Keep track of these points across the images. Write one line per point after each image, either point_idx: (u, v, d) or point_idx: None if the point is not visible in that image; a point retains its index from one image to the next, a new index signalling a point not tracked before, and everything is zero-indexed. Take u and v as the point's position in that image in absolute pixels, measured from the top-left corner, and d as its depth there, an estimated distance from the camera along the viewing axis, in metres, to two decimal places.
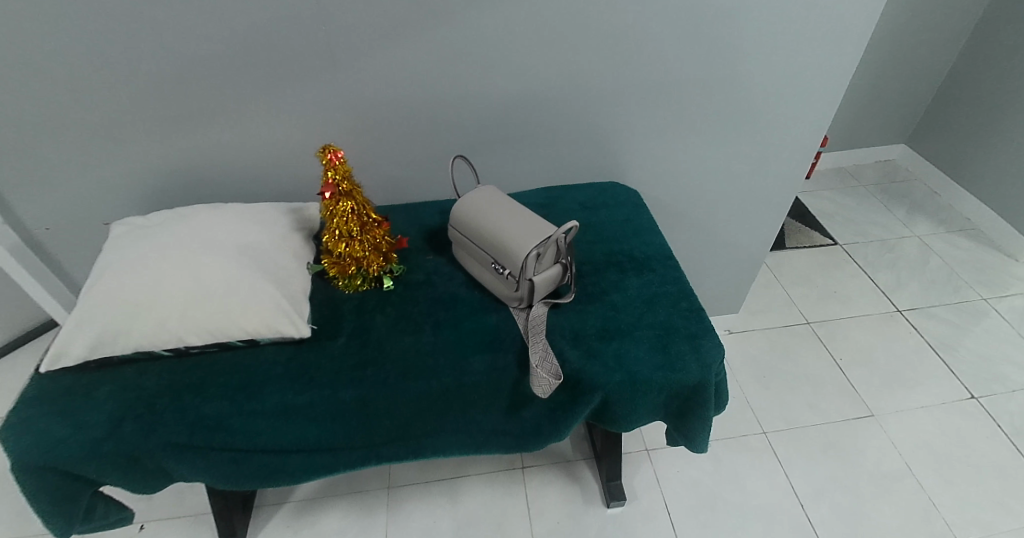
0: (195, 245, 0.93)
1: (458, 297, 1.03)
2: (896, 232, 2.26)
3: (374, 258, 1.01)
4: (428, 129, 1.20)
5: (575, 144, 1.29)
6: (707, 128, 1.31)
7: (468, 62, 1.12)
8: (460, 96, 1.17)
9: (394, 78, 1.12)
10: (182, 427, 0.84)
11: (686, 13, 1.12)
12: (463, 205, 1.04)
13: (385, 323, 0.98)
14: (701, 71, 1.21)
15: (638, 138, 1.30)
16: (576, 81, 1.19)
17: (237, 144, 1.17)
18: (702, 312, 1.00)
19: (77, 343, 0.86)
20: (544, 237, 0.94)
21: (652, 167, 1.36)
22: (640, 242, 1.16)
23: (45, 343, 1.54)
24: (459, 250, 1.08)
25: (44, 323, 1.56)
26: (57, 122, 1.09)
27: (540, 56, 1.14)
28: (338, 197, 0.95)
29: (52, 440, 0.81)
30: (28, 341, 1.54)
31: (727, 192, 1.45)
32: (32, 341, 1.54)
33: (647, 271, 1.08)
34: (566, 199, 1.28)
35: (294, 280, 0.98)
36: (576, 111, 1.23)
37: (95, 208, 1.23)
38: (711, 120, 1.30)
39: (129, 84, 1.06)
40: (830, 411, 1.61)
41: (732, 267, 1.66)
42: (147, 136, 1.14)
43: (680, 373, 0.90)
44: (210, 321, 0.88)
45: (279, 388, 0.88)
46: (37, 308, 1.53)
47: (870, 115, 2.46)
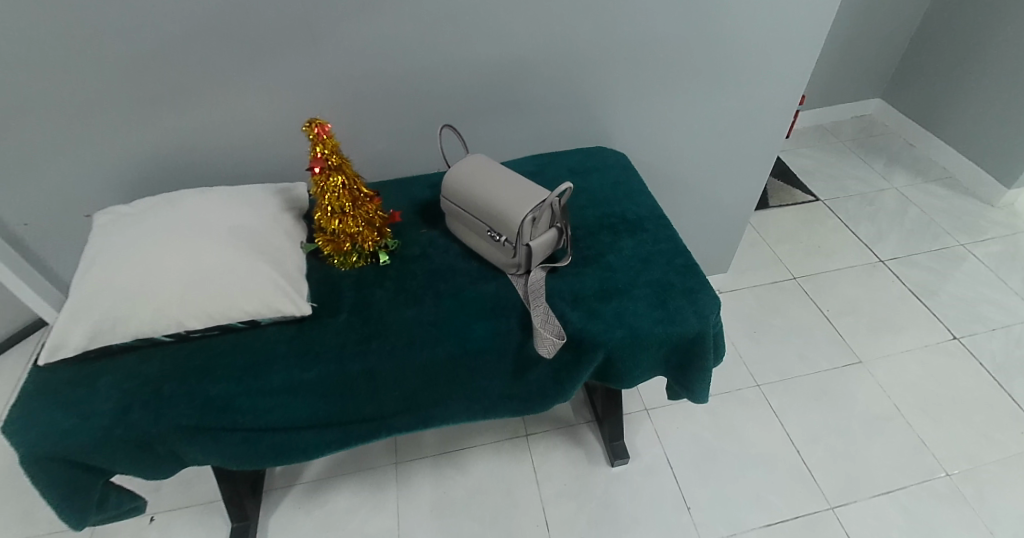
0: (188, 230, 0.94)
1: (455, 267, 1.04)
2: (875, 185, 2.30)
3: (368, 234, 1.01)
4: (413, 102, 1.19)
5: (560, 111, 1.29)
6: (691, 87, 1.31)
7: (448, 30, 1.11)
8: (442, 66, 1.16)
9: (375, 49, 1.10)
10: (192, 410, 0.83)
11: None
12: (453, 175, 1.04)
13: (385, 297, 0.98)
14: (684, 28, 1.20)
15: (622, 100, 1.30)
16: (559, 45, 1.18)
17: (219, 126, 1.15)
18: (696, 267, 1.01)
19: (76, 334, 0.85)
20: (539, 202, 0.94)
21: (637, 130, 1.37)
22: (631, 203, 1.17)
23: (33, 344, 1.51)
24: (452, 222, 1.08)
25: (31, 323, 1.53)
26: (30, 115, 1.06)
27: (521, 23, 1.13)
28: (328, 171, 0.94)
29: (59, 430, 0.80)
30: (15, 342, 1.50)
31: (713, 152, 1.47)
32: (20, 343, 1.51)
33: (640, 231, 1.09)
34: (554, 166, 1.28)
35: (289, 260, 0.97)
36: (560, 77, 1.23)
37: (75, 202, 1.20)
38: (693, 80, 1.30)
39: (102, 71, 1.03)
40: (819, 360, 1.66)
41: (719, 226, 1.68)
42: (125, 123, 1.11)
43: (680, 327, 0.92)
44: (210, 304, 0.88)
45: (285, 366, 0.87)
46: (22, 308, 1.50)
47: (845, 71, 2.49)
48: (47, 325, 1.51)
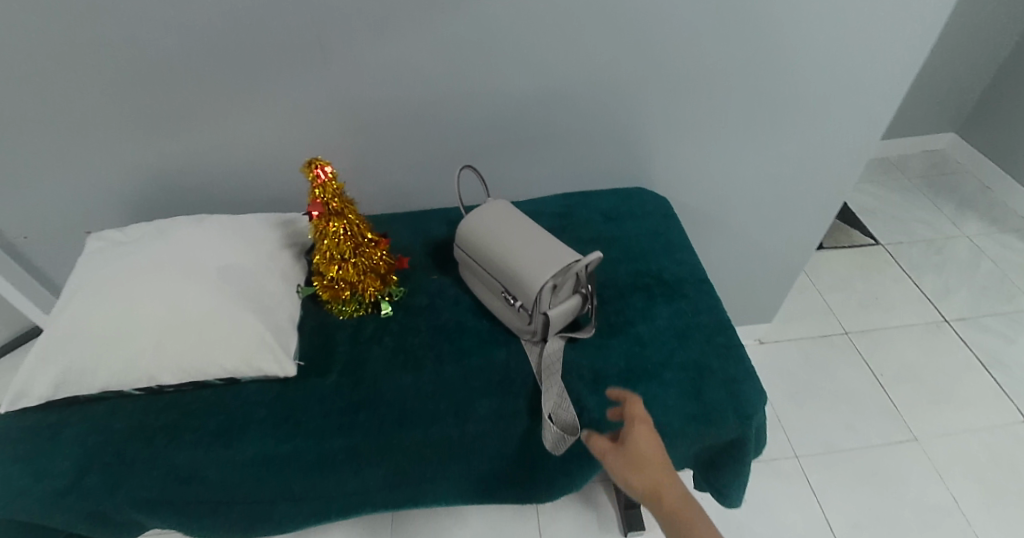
0: (171, 269, 0.85)
1: (463, 326, 0.93)
2: (943, 231, 2.09)
3: (369, 283, 0.92)
4: (434, 132, 1.09)
5: (596, 147, 1.17)
6: (746, 127, 1.17)
7: (475, 57, 1.00)
8: (468, 96, 1.05)
9: (393, 74, 1.00)
10: (151, 481, 0.75)
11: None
12: (471, 223, 0.93)
13: (381, 357, 0.88)
14: (743, 64, 1.06)
15: (667, 138, 1.16)
16: (598, 77, 1.05)
17: (225, 148, 1.07)
18: (740, 350, 0.87)
19: (40, 383, 0.78)
20: (562, 268, 0.83)
21: (681, 171, 1.23)
22: (670, 261, 1.03)
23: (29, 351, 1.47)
24: (464, 272, 0.98)
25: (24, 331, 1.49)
26: (29, 128, 1.00)
27: (558, 52, 1.01)
28: (328, 216, 0.85)
29: (11, 492, 0.73)
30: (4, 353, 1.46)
31: (764, 198, 1.31)
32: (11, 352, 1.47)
33: (677, 297, 0.96)
34: (587, 207, 1.16)
35: (280, 308, 0.89)
36: (599, 112, 1.10)
37: (77, 216, 1.14)
38: (749, 122, 1.15)
39: (101, 85, 0.96)
40: (868, 433, 1.49)
41: (767, 275, 1.52)
42: (125, 139, 1.04)
43: (715, 426, 0.79)
44: (185, 359, 0.80)
45: (259, 435, 0.78)
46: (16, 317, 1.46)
47: (918, 103, 2.27)
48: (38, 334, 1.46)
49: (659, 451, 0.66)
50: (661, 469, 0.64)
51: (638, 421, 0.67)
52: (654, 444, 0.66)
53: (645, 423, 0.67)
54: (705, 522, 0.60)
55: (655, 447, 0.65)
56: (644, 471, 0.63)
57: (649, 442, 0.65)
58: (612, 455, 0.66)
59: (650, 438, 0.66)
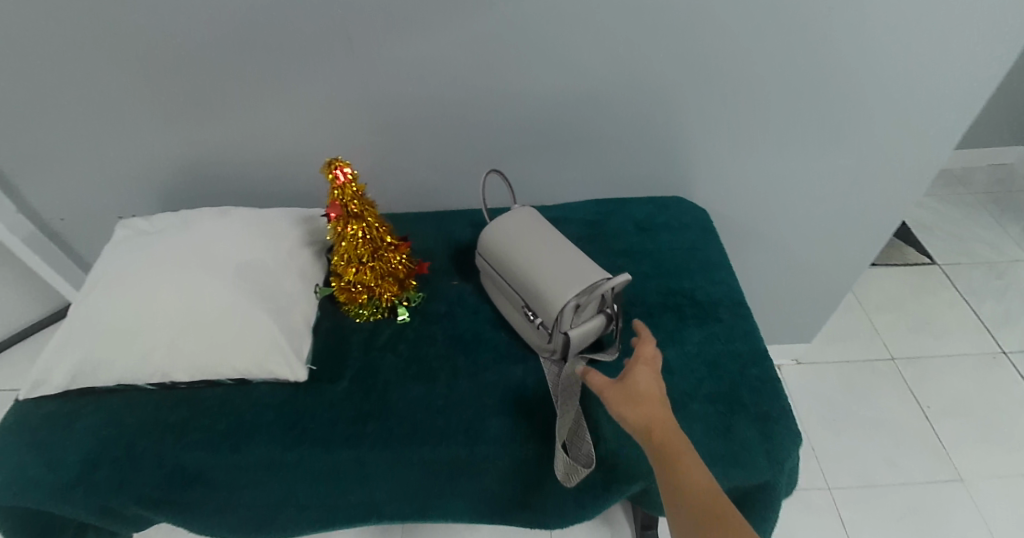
0: (190, 263, 0.85)
1: (480, 337, 0.89)
2: (1009, 254, 1.93)
3: (387, 287, 0.89)
4: (464, 131, 1.05)
5: (633, 153, 1.10)
6: (797, 139, 1.08)
7: (509, 56, 0.95)
8: (499, 95, 1.00)
9: (422, 70, 0.96)
10: (157, 480, 0.75)
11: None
12: (494, 232, 0.90)
13: (394, 365, 0.85)
14: (798, 70, 0.98)
15: (710, 148, 1.09)
16: (639, 79, 0.99)
17: (253, 140, 1.05)
18: (776, 385, 0.81)
19: (57, 372, 0.79)
20: (587, 287, 0.78)
21: (723, 182, 1.16)
22: (705, 280, 0.97)
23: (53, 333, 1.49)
24: (485, 282, 0.94)
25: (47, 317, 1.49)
26: (64, 113, 1.01)
27: (596, 53, 0.95)
28: (346, 218, 0.82)
29: (24, 480, 0.74)
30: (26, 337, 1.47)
31: (812, 214, 1.23)
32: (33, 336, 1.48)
33: (710, 321, 0.90)
34: (620, 216, 1.10)
35: (296, 309, 0.87)
36: (637, 117, 1.04)
37: (109, 201, 1.16)
38: (801, 133, 1.07)
39: (132, 73, 0.96)
40: (909, 469, 1.39)
41: (810, 294, 1.43)
42: (154, 127, 1.03)
43: (744, 469, 0.73)
44: (198, 357, 0.79)
45: (266, 439, 0.77)
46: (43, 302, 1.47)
47: (989, 112, 2.10)
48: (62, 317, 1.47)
49: (657, 389, 0.67)
50: (660, 406, 0.65)
51: (645, 361, 0.69)
52: (657, 384, 0.67)
53: (652, 364, 0.69)
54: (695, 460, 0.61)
55: (654, 384, 0.67)
56: (642, 404, 0.64)
57: (653, 379, 0.67)
58: (612, 387, 0.67)
59: (653, 378, 0.68)
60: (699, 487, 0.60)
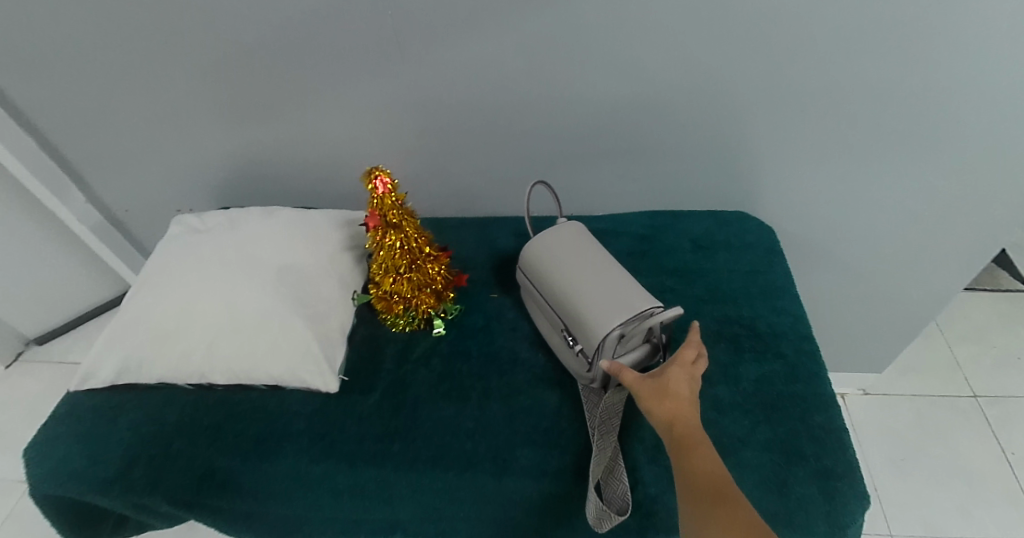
0: (232, 264, 0.85)
1: (517, 357, 0.85)
2: None
3: (423, 299, 0.86)
4: (512, 137, 1.00)
5: (694, 166, 1.02)
6: (880, 157, 0.97)
7: (562, 61, 0.89)
8: (550, 102, 0.95)
9: (471, 74, 0.92)
10: (189, 481, 0.76)
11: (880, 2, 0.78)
12: (535, 249, 0.85)
13: (426, 381, 0.83)
14: (888, 82, 0.87)
15: (781, 163, 0.99)
16: (704, 88, 0.90)
17: (301, 140, 1.05)
18: (843, 437, 0.74)
19: (105, 367, 0.81)
20: (633, 318, 0.73)
21: (794, 200, 1.05)
22: (765, 308, 0.89)
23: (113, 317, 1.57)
24: (525, 298, 0.90)
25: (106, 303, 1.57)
26: (125, 111, 1.04)
27: (657, 59, 0.88)
28: (384, 229, 0.80)
29: (68, 472, 0.76)
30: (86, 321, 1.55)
31: (891, 238, 1.11)
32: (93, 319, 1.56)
33: (770, 357, 0.82)
34: (677, 230, 1.02)
35: (332, 316, 0.86)
36: (700, 128, 0.96)
37: (168, 195, 1.19)
38: (887, 150, 0.96)
39: (186, 73, 0.96)
40: (985, 522, 1.25)
41: (885, 323, 1.30)
42: (207, 125, 1.04)
43: (800, 531, 0.67)
44: (234, 360, 0.80)
45: (295, 449, 0.77)
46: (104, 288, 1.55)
47: None
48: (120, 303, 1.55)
49: (690, 392, 0.65)
50: (689, 405, 0.63)
51: (681, 363, 0.67)
52: (691, 386, 0.65)
53: (690, 366, 0.66)
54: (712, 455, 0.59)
55: (687, 388, 0.64)
56: (669, 401, 0.63)
57: (686, 380, 0.65)
58: (640, 381, 0.65)
59: (688, 379, 0.65)
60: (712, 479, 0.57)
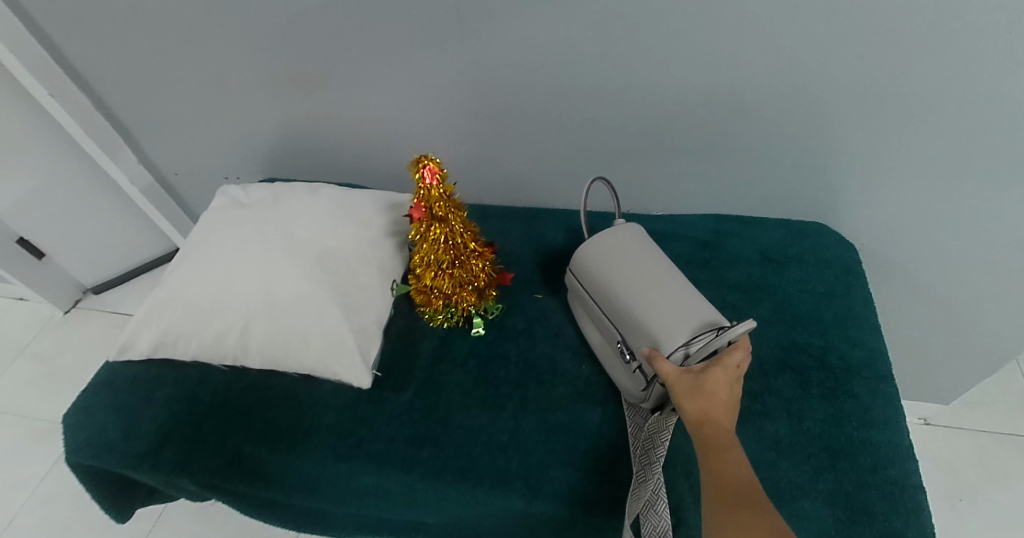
0: (272, 244, 0.82)
1: (558, 368, 0.80)
2: None
3: (464, 298, 0.81)
4: (571, 126, 0.92)
5: (771, 172, 0.92)
6: (1007, 179, 0.81)
7: (633, 47, 0.80)
8: (616, 91, 0.86)
9: (533, 57, 0.84)
10: (217, 465, 0.75)
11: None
12: (593, 250, 0.78)
13: (462, 384, 0.79)
14: None
15: (872, 178, 0.87)
16: (795, 87, 0.80)
17: (349, 115, 1.00)
18: (918, 496, 0.68)
19: (142, 340, 0.81)
20: (698, 336, 0.66)
21: (881, 220, 0.93)
22: (839, 340, 0.80)
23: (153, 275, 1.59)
24: (573, 302, 0.84)
25: (144, 265, 1.59)
26: (175, 75, 1.02)
27: (742, 51, 0.78)
28: (429, 222, 0.75)
29: (102, 443, 0.76)
30: (125, 280, 1.58)
31: (1006, 269, 0.93)
32: (133, 278, 1.59)
33: (840, 396, 0.75)
34: (746, 238, 0.93)
35: (370, 307, 0.82)
36: (782, 130, 0.85)
37: (217, 162, 1.19)
38: (1008, 177, 0.81)
39: (236, 39, 0.93)
40: None
41: (970, 366, 1.14)
42: (257, 93, 1.01)
43: None
44: (269, 345, 0.78)
45: (324, 444, 0.75)
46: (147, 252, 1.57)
47: None
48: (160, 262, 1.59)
49: (729, 397, 0.59)
50: (725, 410, 0.58)
51: (726, 365, 0.60)
52: (732, 390, 0.59)
53: (734, 370, 0.60)
54: (741, 463, 0.54)
55: (727, 392, 0.59)
56: (705, 401, 0.57)
57: (727, 385, 0.59)
58: (678, 375, 0.60)
59: (729, 382, 0.59)
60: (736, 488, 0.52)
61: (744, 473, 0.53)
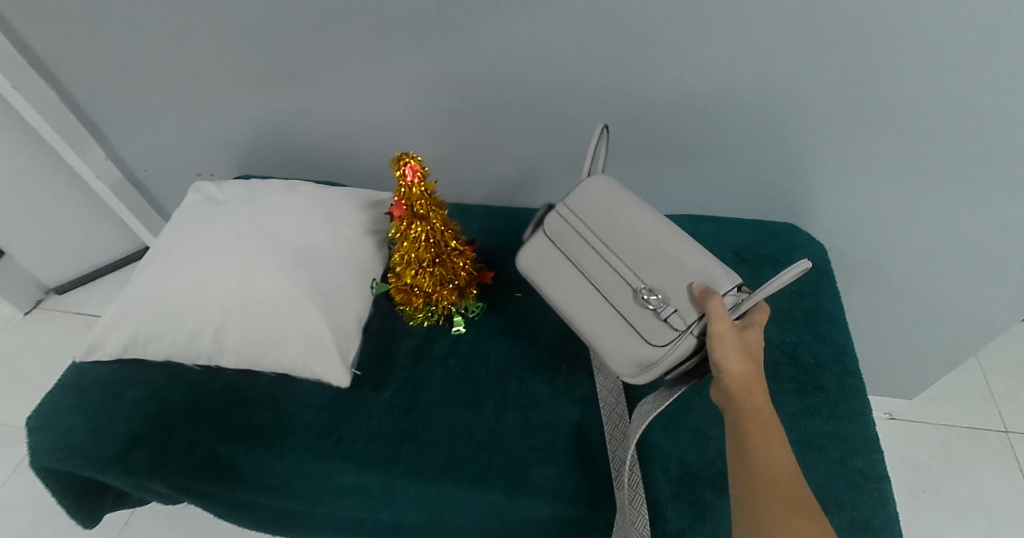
0: (249, 241, 0.81)
1: (538, 366, 0.81)
2: None
3: (444, 296, 0.81)
4: (551, 127, 0.93)
5: (745, 174, 0.94)
6: (967, 182, 0.85)
7: (614, 49, 0.81)
8: (596, 93, 0.87)
9: (514, 57, 0.85)
10: (190, 468, 0.73)
11: (995, 14, 0.67)
12: (600, 196, 0.74)
13: (442, 383, 0.79)
14: (989, 101, 0.75)
15: (841, 181, 0.90)
16: (768, 91, 0.82)
17: (328, 112, 0.99)
18: (885, 485, 0.70)
19: (111, 340, 0.78)
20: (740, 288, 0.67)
21: (851, 221, 0.96)
22: (810, 336, 0.83)
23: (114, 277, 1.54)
24: (541, 249, 0.76)
25: (102, 267, 1.54)
26: (146, 70, 0.99)
27: (717, 56, 0.80)
28: (410, 219, 0.74)
29: (68, 445, 0.74)
30: (84, 283, 1.52)
31: (966, 268, 0.97)
32: (92, 281, 1.53)
33: (812, 390, 0.77)
34: (721, 238, 0.95)
35: (349, 305, 0.81)
36: (756, 134, 0.88)
37: (189, 158, 1.16)
38: (970, 180, 0.84)
39: (211, 34, 0.91)
40: None
41: (933, 362, 1.19)
42: (233, 89, 0.99)
43: None
44: (245, 343, 0.76)
45: (301, 443, 0.74)
46: (107, 253, 1.52)
47: None
48: (121, 264, 1.54)
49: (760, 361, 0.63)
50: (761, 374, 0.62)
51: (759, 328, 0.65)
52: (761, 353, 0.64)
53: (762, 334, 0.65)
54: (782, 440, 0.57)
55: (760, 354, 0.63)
56: (749, 363, 0.61)
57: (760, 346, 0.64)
58: (730, 321, 0.61)
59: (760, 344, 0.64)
60: (779, 473, 0.55)
61: (784, 452, 0.56)
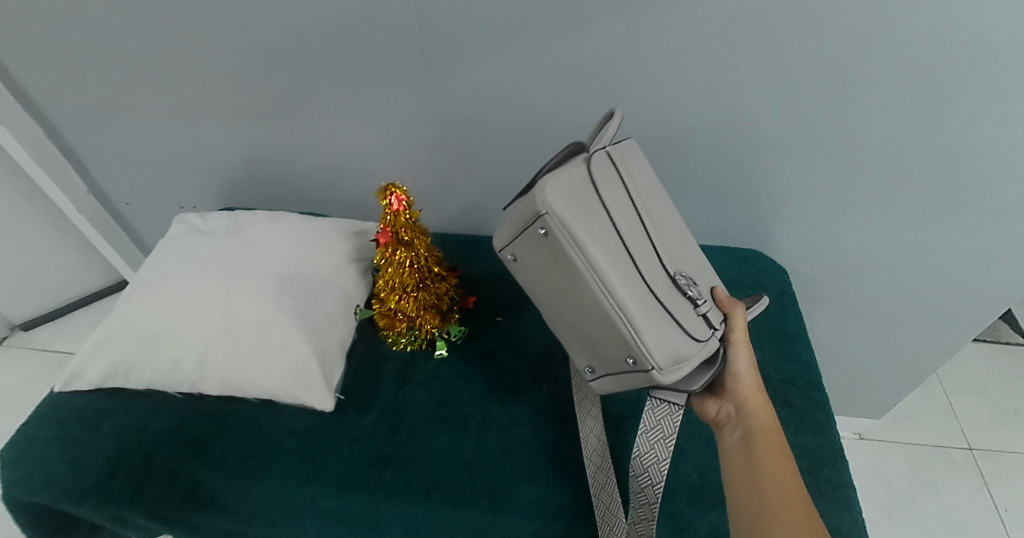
0: (234, 269, 0.82)
1: (519, 387, 0.83)
2: None
3: (427, 320, 0.84)
4: (529, 160, 0.98)
5: (711, 204, 1.00)
6: (911, 209, 0.92)
7: (586, 87, 0.87)
8: (570, 128, 0.93)
9: (493, 95, 0.90)
10: (170, 497, 0.72)
11: (922, 58, 0.76)
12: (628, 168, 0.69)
13: (425, 406, 0.81)
14: (924, 134, 0.83)
15: (799, 210, 0.97)
16: (728, 127, 0.89)
17: (314, 146, 1.03)
18: (850, 493, 0.74)
19: (91, 370, 0.78)
20: None
21: (810, 247, 1.02)
22: (776, 354, 0.87)
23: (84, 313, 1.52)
24: (568, 185, 0.60)
25: (70, 303, 1.51)
26: (134, 106, 1.02)
27: (680, 95, 0.86)
28: (395, 246, 0.77)
29: (44, 477, 0.73)
30: (50, 320, 1.49)
31: (918, 290, 1.04)
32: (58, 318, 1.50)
33: (779, 404, 0.81)
34: None
35: (333, 332, 0.83)
36: (719, 167, 0.94)
37: (172, 192, 1.17)
38: (913, 207, 0.92)
39: (201, 72, 0.95)
40: None
41: (895, 382, 1.24)
42: (221, 124, 1.02)
43: None
44: (230, 370, 0.77)
45: (284, 469, 0.74)
46: (76, 289, 1.50)
47: None
48: (90, 300, 1.53)
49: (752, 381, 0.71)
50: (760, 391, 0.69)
51: None
52: None
53: None
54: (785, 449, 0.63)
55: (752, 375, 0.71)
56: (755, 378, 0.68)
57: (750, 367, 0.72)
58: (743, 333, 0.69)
59: None
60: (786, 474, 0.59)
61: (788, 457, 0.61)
